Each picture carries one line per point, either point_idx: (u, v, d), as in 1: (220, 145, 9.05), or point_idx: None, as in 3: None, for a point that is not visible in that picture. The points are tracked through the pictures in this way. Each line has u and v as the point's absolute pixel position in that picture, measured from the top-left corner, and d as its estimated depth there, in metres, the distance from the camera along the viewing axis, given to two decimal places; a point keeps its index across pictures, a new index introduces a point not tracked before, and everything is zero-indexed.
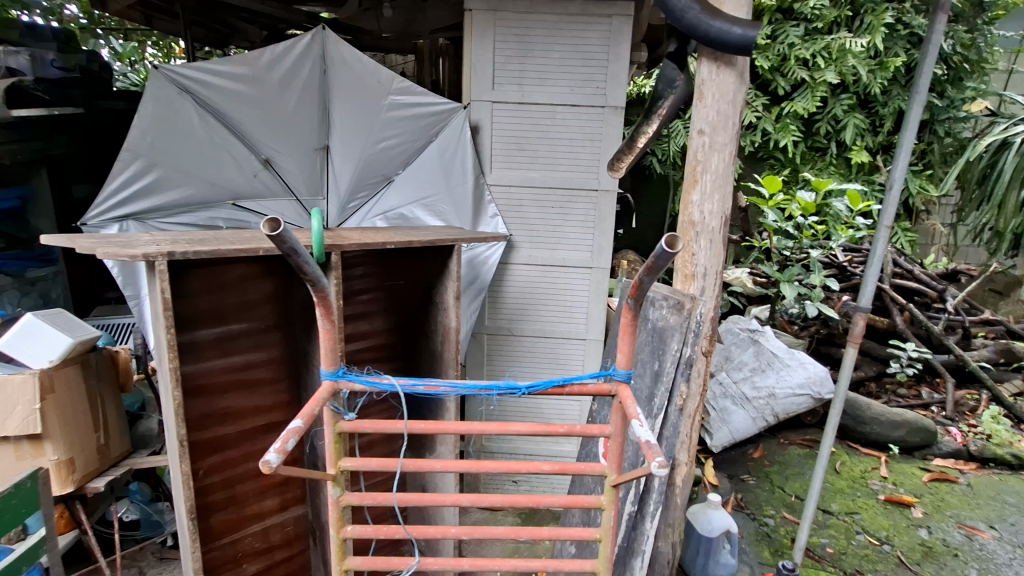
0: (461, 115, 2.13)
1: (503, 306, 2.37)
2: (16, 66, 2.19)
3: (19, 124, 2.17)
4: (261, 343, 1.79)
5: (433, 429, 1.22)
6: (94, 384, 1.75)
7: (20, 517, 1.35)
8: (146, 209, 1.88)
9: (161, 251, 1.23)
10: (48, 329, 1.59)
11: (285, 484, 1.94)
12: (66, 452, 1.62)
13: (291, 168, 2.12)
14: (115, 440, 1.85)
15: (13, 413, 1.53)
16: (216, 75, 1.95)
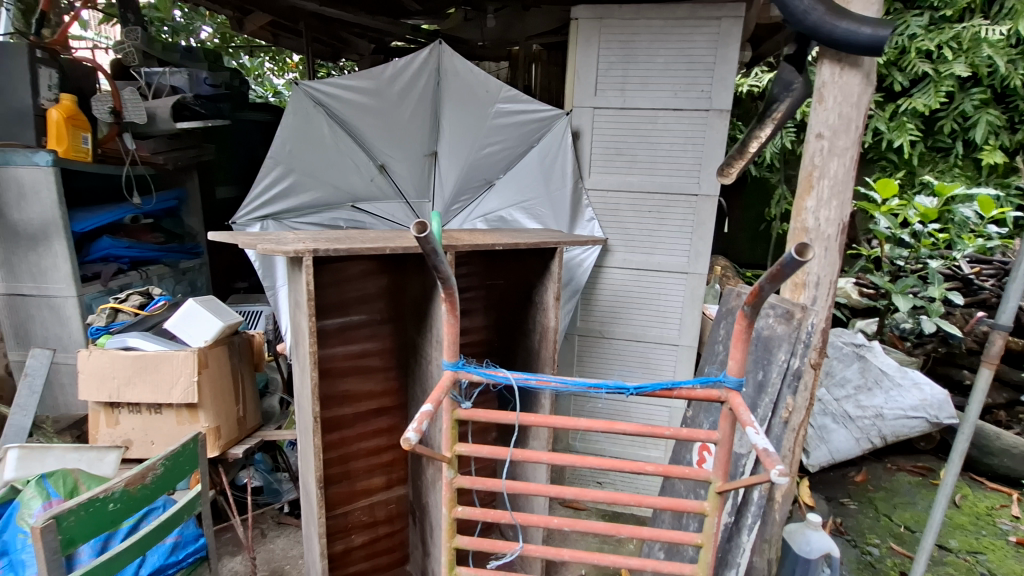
0: (564, 121, 2.19)
1: (595, 308, 2.39)
2: (177, 83, 2.43)
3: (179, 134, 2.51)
4: (376, 334, 1.95)
5: (542, 422, 1.25)
6: (237, 363, 1.99)
7: (184, 472, 1.57)
8: (282, 210, 2.12)
9: (307, 248, 1.39)
10: (204, 313, 1.83)
11: (390, 465, 2.10)
12: (214, 420, 1.85)
13: (403, 173, 2.31)
14: (251, 413, 2.10)
15: (176, 384, 1.76)
16: (345, 89, 2.13)
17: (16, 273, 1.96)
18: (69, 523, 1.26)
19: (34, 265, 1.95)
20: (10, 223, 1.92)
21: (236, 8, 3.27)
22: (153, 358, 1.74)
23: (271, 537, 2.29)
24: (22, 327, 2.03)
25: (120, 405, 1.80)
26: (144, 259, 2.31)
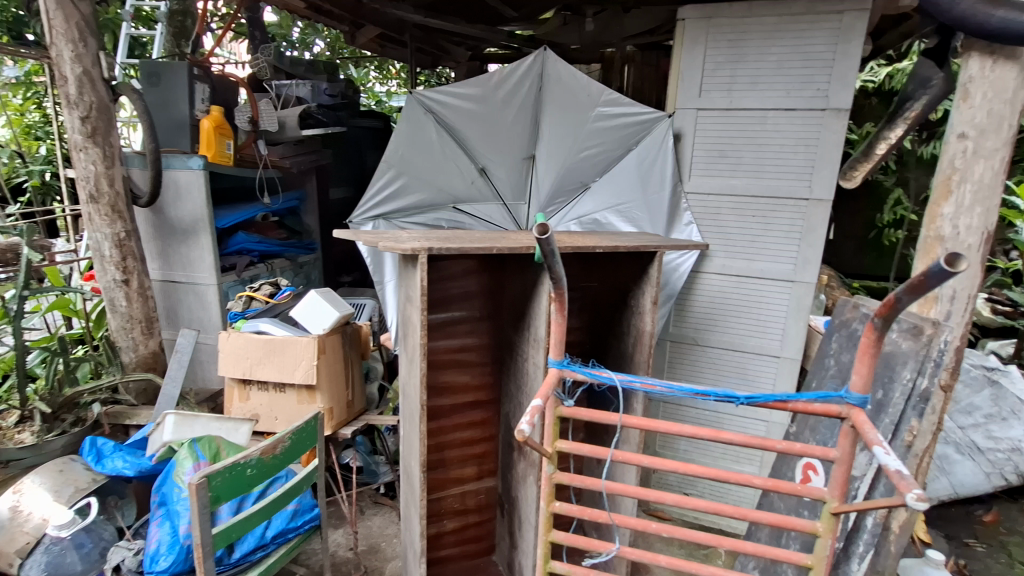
0: (665, 123, 2.14)
1: (690, 315, 2.32)
2: (302, 95, 2.67)
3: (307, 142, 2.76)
4: (474, 330, 2.04)
5: (645, 426, 1.21)
6: (348, 351, 2.16)
7: (305, 447, 1.72)
8: (392, 210, 2.27)
9: (423, 246, 1.48)
10: (323, 304, 2.01)
11: (482, 457, 2.19)
12: (328, 402, 2.03)
13: (501, 175, 2.39)
14: (357, 398, 2.27)
15: (298, 367, 1.94)
16: (453, 96, 2.25)
17: (170, 263, 2.25)
18: (216, 482, 1.43)
19: (185, 256, 2.23)
20: (168, 219, 2.20)
21: (350, 23, 3.54)
22: (281, 342, 1.94)
23: (369, 514, 2.49)
24: (172, 310, 2.33)
25: (251, 382, 2.02)
26: (271, 252, 2.57)
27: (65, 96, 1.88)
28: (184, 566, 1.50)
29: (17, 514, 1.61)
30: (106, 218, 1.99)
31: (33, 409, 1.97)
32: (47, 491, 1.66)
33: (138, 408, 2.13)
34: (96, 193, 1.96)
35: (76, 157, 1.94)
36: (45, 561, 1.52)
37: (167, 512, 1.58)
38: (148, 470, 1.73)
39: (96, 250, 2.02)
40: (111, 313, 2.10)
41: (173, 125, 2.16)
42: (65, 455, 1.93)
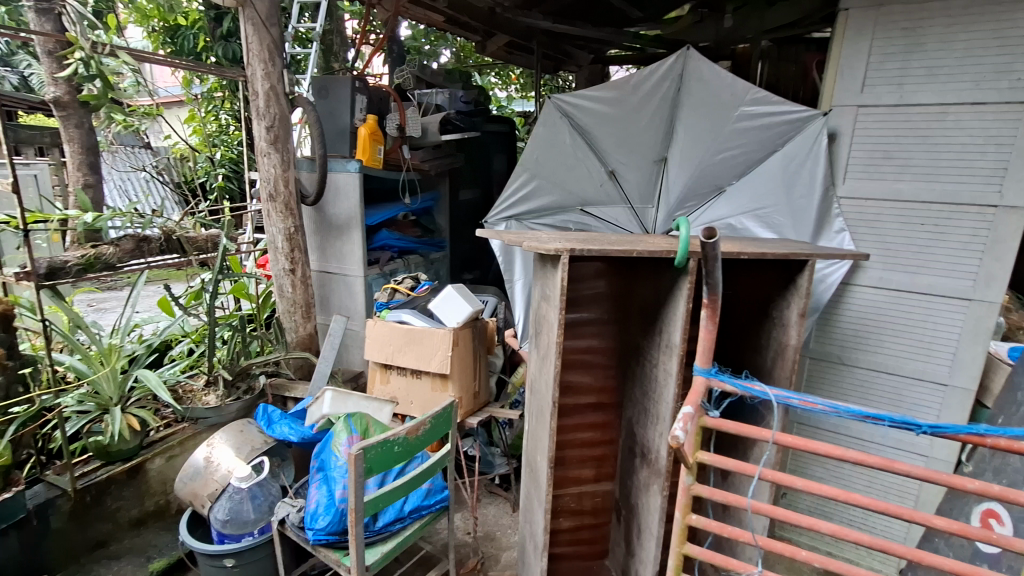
0: (819, 122, 1.96)
1: (836, 332, 2.12)
2: (440, 101, 2.90)
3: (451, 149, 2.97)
4: (600, 332, 2.00)
5: (801, 446, 1.15)
6: (477, 345, 2.27)
7: (441, 432, 1.83)
8: (524, 212, 2.40)
9: (566, 246, 1.50)
10: (458, 299, 2.13)
11: (601, 460, 2.16)
12: (459, 391, 2.15)
13: (631, 178, 2.38)
14: (482, 391, 2.38)
15: (434, 356, 2.08)
16: (589, 99, 2.32)
17: (326, 256, 2.53)
18: (371, 455, 1.58)
19: (339, 250, 2.49)
20: (328, 216, 2.48)
21: (483, 33, 3.71)
22: (421, 332, 2.10)
23: (485, 501, 2.61)
24: (325, 298, 2.62)
25: (392, 367, 2.20)
26: (407, 249, 2.78)
27: (256, 109, 2.19)
28: (338, 527, 1.67)
29: (210, 464, 1.87)
30: (280, 215, 2.29)
31: (218, 375, 2.30)
32: (231, 447, 1.91)
33: (295, 382, 2.41)
34: (275, 193, 2.26)
35: (261, 161, 2.24)
36: (228, 507, 1.77)
37: (325, 477, 1.75)
38: (308, 439, 1.92)
39: (271, 242, 2.32)
40: (280, 297, 2.40)
41: (336, 132, 2.42)
42: (239, 418, 2.23)
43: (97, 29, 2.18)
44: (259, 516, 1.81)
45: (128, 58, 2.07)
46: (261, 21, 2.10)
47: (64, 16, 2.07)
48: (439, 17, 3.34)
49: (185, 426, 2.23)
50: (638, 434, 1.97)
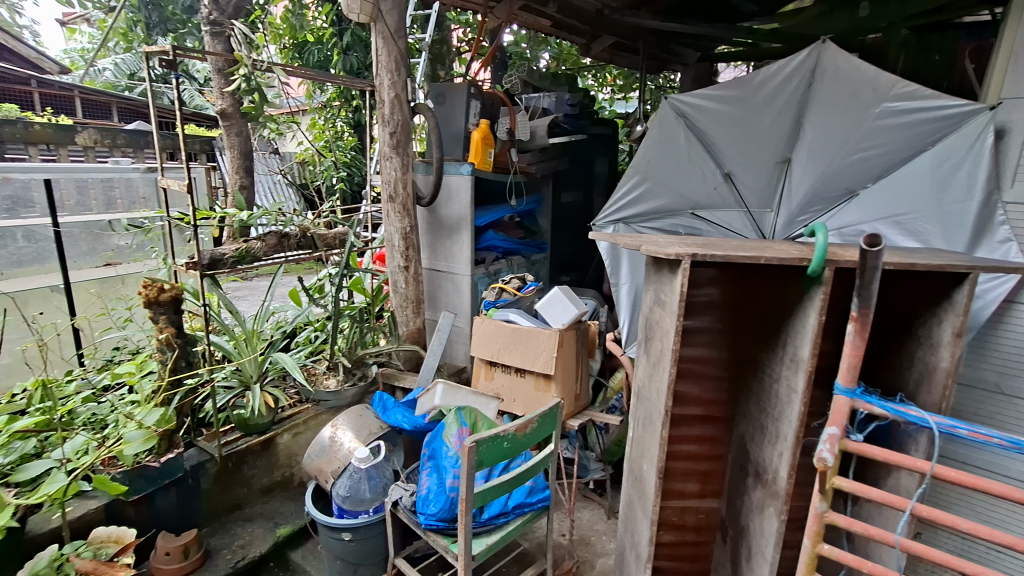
0: (986, 116, 1.61)
1: (996, 355, 1.68)
2: (547, 105, 2.94)
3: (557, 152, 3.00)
4: (712, 342, 1.87)
5: (967, 483, 1.03)
6: (580, 348, 2.27)
7: (546, 432, 1.84)
8: (632, 215, 2.39)
9: (688, 251, 1.44)
10: (564, 301, 2.15)
11: (707, 475, 2.01)
12: (561, 393, 2.15)
13: (749, 181, 2.28)
14: (582, 394, 2.38)
15: (539, 356, 2.11)
16: (709, 99, 2.27)
17: (437, 255, 2.67)
18: (481, 448, 1.62)
19: (449, 249, 2.62)
20: (440, 216, 2.61)
21: (588, 36, 3.69)
22: (527, 331, 2.14)
23: (579, 505, 2.60)
24: (434, 294, 2.76)
25: (496, 364, 2.27)
26: (511, 250, 2.85)
27: (381, 116, 2.35)
28: (448, 514, 1.74)
29: (334, 442, 2.03)
30: (398, 215, 2.43)
31: (338, 361, 2.50)
32: (353, 429, 2.07)
33: (404, 372, 2.57)
34: (395, 194, 2.40)
35: (385, 165, 2.40)
36: (348, 484, 1.91)
37: (435, 466, 1.83)
38: (422, 427, 2.03)
39: (389, 240, 2.47)
40: (394, 292, 2.55)
41: (452, 137, 2.55)
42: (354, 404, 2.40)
43: (254, 47, 2.46)
44: (374, 496, 1.93)
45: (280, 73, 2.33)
46: (390, 34, 2.25)
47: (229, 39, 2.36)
48: (547, 22, 3.36)
49: (308, 407, 2.44)
50: (752, 452, 1.85)
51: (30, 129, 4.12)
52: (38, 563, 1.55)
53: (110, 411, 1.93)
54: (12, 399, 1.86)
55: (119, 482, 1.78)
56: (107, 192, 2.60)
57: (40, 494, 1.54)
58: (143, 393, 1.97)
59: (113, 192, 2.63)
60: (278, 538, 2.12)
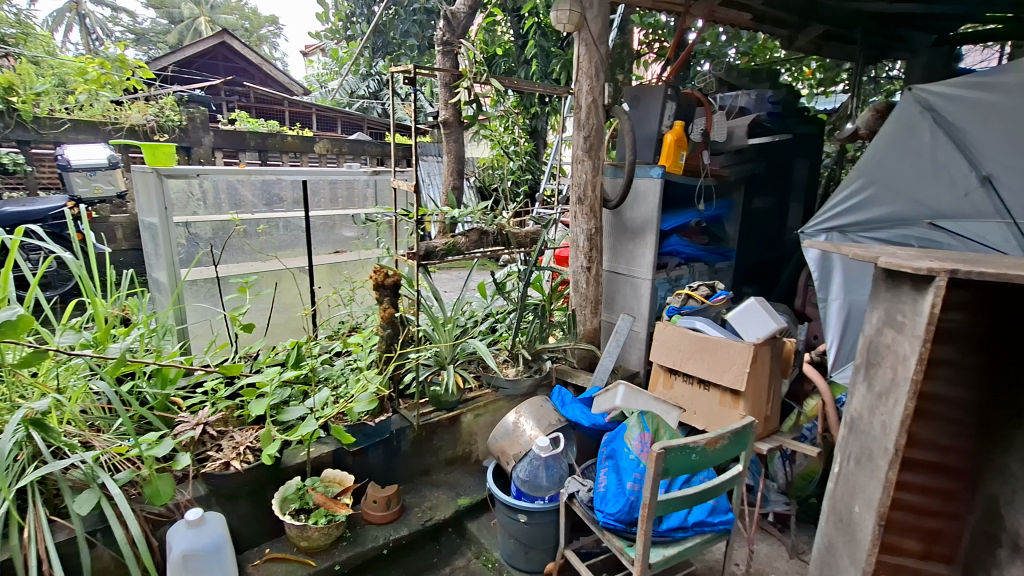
0: None
1: None
2: (745, 105, 2.78)
3: (753, 152, 2.79)
4: (959, 380, 1.55)
5: None
6: (774, 367, 2.08)
7: (735, 452, 1.72)
8: (850, 223, 2.16)
9: (945, 267, 1.23)
10: (762, 313, 2.00)
11: (933, 535, 1.66)
12: (751, 412, 2.00)
13: (1020, 185, 1.82)
14: (773, 416, 2.18)
15: (729, 369, 1.99)
16: (971, 90, 1.96)
17: (618, 258, 2.69)
18: (670, 457, 1.57)
19: (631, 253, 2.62)
20: (624, 219, 2.63)
21: (794, 27, 3.35)
22: (716, 342, 2.04)
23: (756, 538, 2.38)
24: (611, 297, 2.80)
25: (677, 372, 2.20)
26: (695, 256, 2.74)
27: (577, 121, 2.43)
28: (626, 517, 1.72)
29: (517, 428, 2.15)
30: (585, 217, 2.51)
31: (518, 352, 2.65)
32: (534, 418, 2.17)
33: (577, 370, 2.65)
34: (583, 197, 2.48)
35: (576, 168, 2.48)
36: (528, 469, 2.01)
37: (613, 466, 1.85)
38: (603, 425, 2.11)
39: (574, 241, 2.57)
40: (574, 290, 2.66)
41: (644, 140, 2.55)
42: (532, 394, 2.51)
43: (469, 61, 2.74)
44: (550, 485, 2.00)
45: (494, 85, 2.57)
46: (593, 41, 2.32)
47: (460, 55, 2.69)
48: (749, 15, 3.12)
49: (488, 393, 2.61)
50: (1008, 519, 1.51)
51: (285, 140, 5.18)
52: (288, 490, 1.97)
53: (341, 374, 2.31)
54: (276, 353, 2.32)
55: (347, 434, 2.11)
56: (333, 191, 2.92)
57: (297, 434, 1.91)
58: (366, 361, 2.33)
59: (337, 190, 2.95)
60: (459, 507, 2.32)
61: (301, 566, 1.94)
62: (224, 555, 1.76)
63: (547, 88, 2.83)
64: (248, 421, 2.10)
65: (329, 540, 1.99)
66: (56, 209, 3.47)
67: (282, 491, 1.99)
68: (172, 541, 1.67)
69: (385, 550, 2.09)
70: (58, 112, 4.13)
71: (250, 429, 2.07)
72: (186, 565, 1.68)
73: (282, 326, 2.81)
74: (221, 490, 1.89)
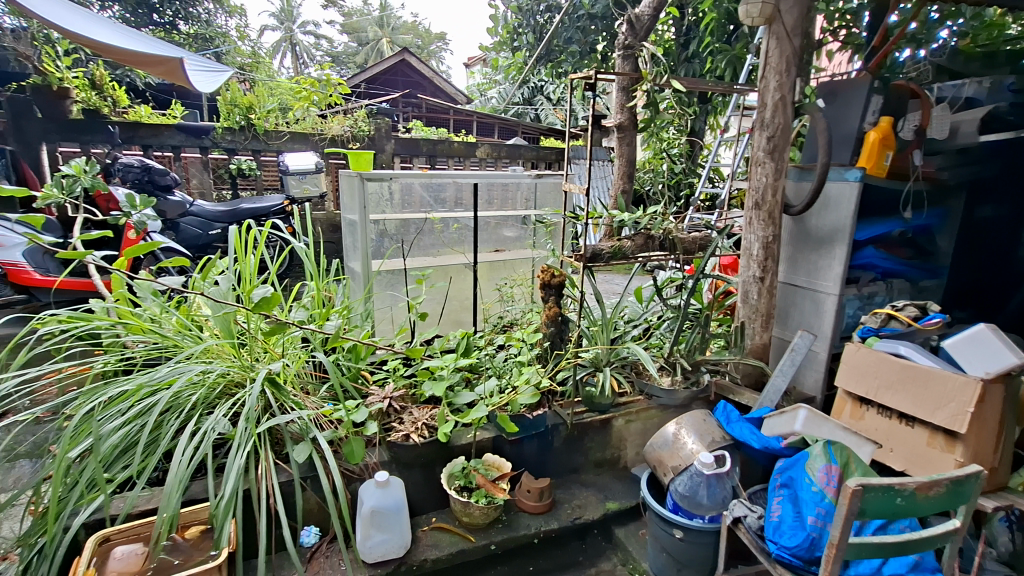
0: None
1: None
2: (974, 95, 2.38)
3: (981, 151, 2.39)
4: None
5: None
6: (1007, 410, 1.74)
7: (953, 505, 1.44)
8: None
9: None
10: (996, 343, 1.68)
11: None
12: (972, 460, 1.69)
13: None
14: (1000, 469, 1.82)
15: (944, 406, 1.71)
16: None
17: (797, 269, 2.47)
18: (869, 497, 1.37)
19: (813, 264, 2.39)
20: (808, 227, 2.41)
21: None
22: (926, 372, 1.76)
23: None
24: (785, 311, 2.59)
25: (871, 403, 1.95)
26: (894, 271, 2.44)
27: (761, 120, 2.28)
28: (805, 554, 1.59)
29: (677, 440, 2.08)
30: (762, 223, 2.35)
31: (676, 362, 2.55)
32: (695, 432, 2.08)
33: (741, 388, 2.48)
34: (762, 202, 2.33)
35: (755, 171, 2.34)
36: (688, 484, 1.92)
37: (790, 495, 1.72)
38: (777, 450, 1.93)
39: (746, 249, 2.42)
40: (743, 301, 2.50)
41: (841, 139, 2.33)
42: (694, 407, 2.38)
43: (651, 62, 2.75)
44: (711, 505, 1.90)
45: (674, 86, 2.53)
46: (786, 33, 2.16)
47: (643, 60, 2.72)
48: None
49: (640, 399, 2.54)
50: None
51: (452, 146, 5.66)
52: (455, 468, 2.14)
53: (505, 367, 2.46)
54: (449, 341, 2.55)
55: (516, 423, 2.22)
56: (490, 193, 3.04)
57: (469, 416, 2.07)
58: (527, 356, 2.45)
59: (494, 192, 3.07)
60: (608, 511, 2.31)
61: (461, 540, 2.09)
62: (402, 516, 1.98)
63: (729, 86, 2.63)
64: (423, 401, 2.33)
65: (487, 520, 2.12)
66: (276, 207, 4.16)
67: (450, 467, 2.17)
68: (363, 497, 1.92)
69: (536, 539, 2.17)
70: (281, 126, 4.97)
71: (425, 408, 2.30)
72: (373, 519, 1.93)
73: (451, 317, 3.08)
74: (401, 459, 2.12)
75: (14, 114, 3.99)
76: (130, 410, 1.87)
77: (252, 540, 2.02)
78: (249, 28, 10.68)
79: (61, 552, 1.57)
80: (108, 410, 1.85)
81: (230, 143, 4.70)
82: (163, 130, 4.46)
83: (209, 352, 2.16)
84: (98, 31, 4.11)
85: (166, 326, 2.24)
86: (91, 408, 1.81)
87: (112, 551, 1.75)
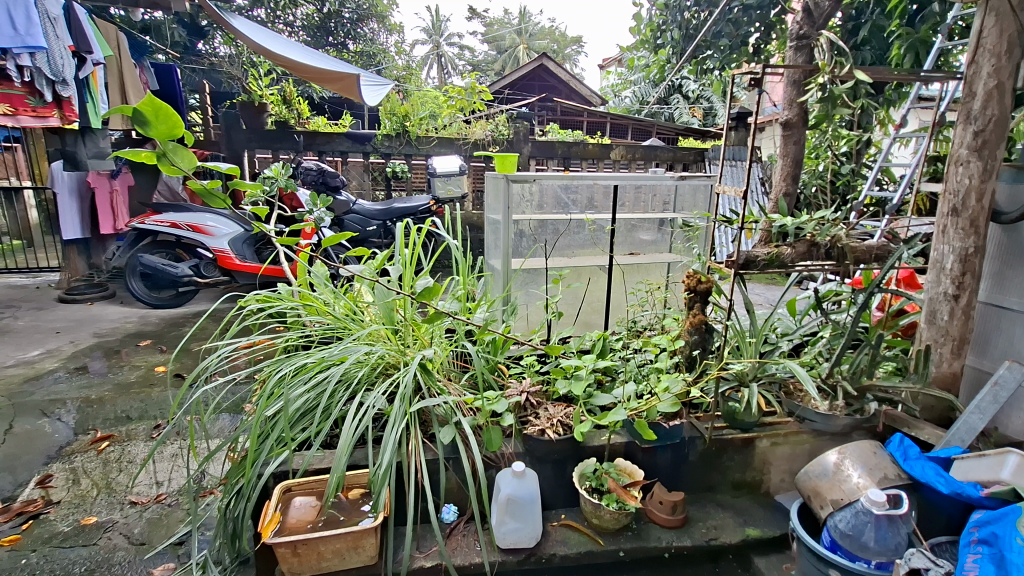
0: None
1: None
2: None
3: None
4: None
5: None
6: None
7: None
8: None
9: None
10: None
11: None
12: None
13: None
14: None
15: None
16: None
17: (1006, 289, 2.13)
18: None
19: None
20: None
21: None
22: None
23: None
24: (985, 336, 2.24)
25: None
26: None
27: (967, 112, 1.98)
28: None
29: (839, 471, 1.86)
30: (961, 232, 2.03)
31: (837, 385, 2.24)
32: (862, 465, 1.85)
33: (919, 422, 2.14)
34: (961, 207, 2.01)
35: (953, 171, 2.03)
36: (851, 522, 1.70)
37: (989, 555, 1.50)
38: (974, 498, 1.69)
39: (937, 261, 2.11)
40: (928, 323, 2.17)
41: None
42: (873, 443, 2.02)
43: (822, 49, 2.51)
44: (880, 549, 1.65)
45: (857, 78, 2.30)
46: (1010, 9, 1.85)
47: (817, 50, 2.48)
48: None
49: (790, 421, 2.31)
50: None
51: (587, 148, 5.75)
52: (587, 468, 2.15)
53: (642, 372, 2.42)
54: (585, 341, 2.58)
55: (653, 432, 2.15)
56: (637, 196, 3.02)
57: (607, 419, 2.02)
58: (666, 363, 2.37)
59: (634, 194, 3.03)
60: (748, 537, 2.15)
61: (590, 541, 2.09)
62: (535, 508, 2.04)
63: (919, 74, 2.28)
64: (557, 399, 2.38)
65: (617, 526, 2.09)
66: (422, 207, 4.50)
67: (581, 467, 2.17)
68: (501, 484, 2.00)
69: (667, 554, 2.09)
70: (431, 132, 5.45)
71: (559, 406, 2.34)
72: (508, 506, 2.00)
73: (585, 318, 3.11)
74: (535, 452, 2.18)
75: (227, 127, 4.89)
76: (311, 379, 2.15)
77: (400, 509, 2.22)
78: (404, 44, 11.73)
79: (256, 494, 1.84)
80: (294, 379, 2.15)
81: (387, 149, 5.20)
82: (335, 138, 5.08)
83: (373, 336, 2.43)
84: (291, 51, 4.85)
85: (337, 310, 2.55)
86: (282, 375, 2.11)
87: (292, 499, 2.04)
